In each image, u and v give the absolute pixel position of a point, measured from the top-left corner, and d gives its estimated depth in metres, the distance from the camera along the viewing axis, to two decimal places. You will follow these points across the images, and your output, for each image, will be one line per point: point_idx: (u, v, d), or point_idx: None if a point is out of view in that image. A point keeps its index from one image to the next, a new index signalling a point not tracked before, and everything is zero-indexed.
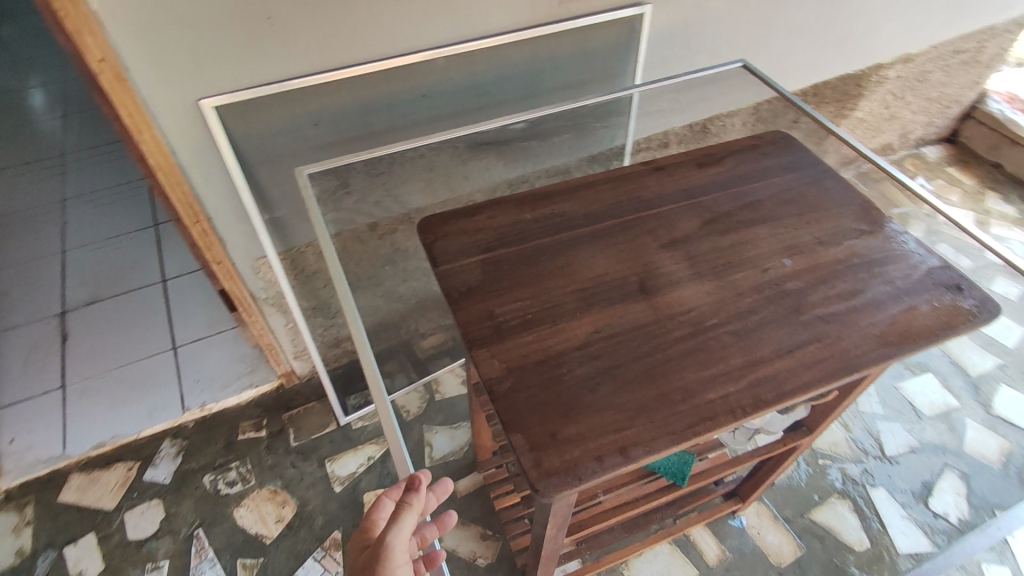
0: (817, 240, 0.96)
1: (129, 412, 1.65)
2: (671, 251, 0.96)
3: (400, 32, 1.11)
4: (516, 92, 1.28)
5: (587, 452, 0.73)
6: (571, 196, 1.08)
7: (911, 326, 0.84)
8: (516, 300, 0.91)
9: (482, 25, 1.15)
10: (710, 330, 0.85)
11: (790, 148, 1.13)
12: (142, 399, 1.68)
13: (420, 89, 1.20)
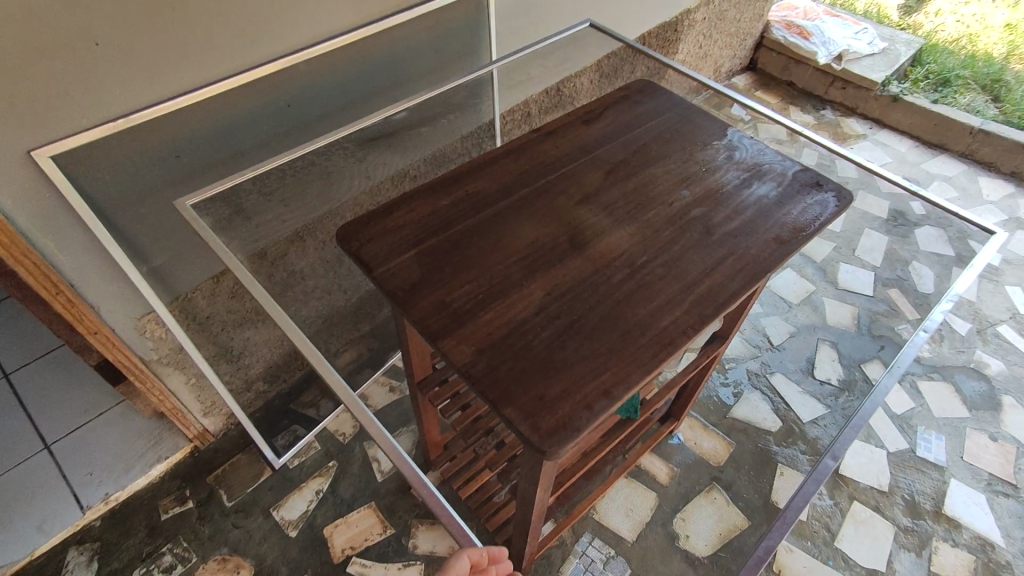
0: (704, 169, 0.86)
1: (11, 535, 1.18)
2: (588, 204, 0.80)
3: (248, 39, 0.87)
4: (378, 84, 1.09)
5: (577, 401, 0.60)
6: (476, 165, 0.84)
7: (798, 223, 0.79)
8: (450, 287, 0.69)
9: (333, 20, 0.95)
10: (643, 268, 0.72)
11: (655, 94, 1.01)
12: (19, 517, 1.21)
13: (284, 99, 0.96)
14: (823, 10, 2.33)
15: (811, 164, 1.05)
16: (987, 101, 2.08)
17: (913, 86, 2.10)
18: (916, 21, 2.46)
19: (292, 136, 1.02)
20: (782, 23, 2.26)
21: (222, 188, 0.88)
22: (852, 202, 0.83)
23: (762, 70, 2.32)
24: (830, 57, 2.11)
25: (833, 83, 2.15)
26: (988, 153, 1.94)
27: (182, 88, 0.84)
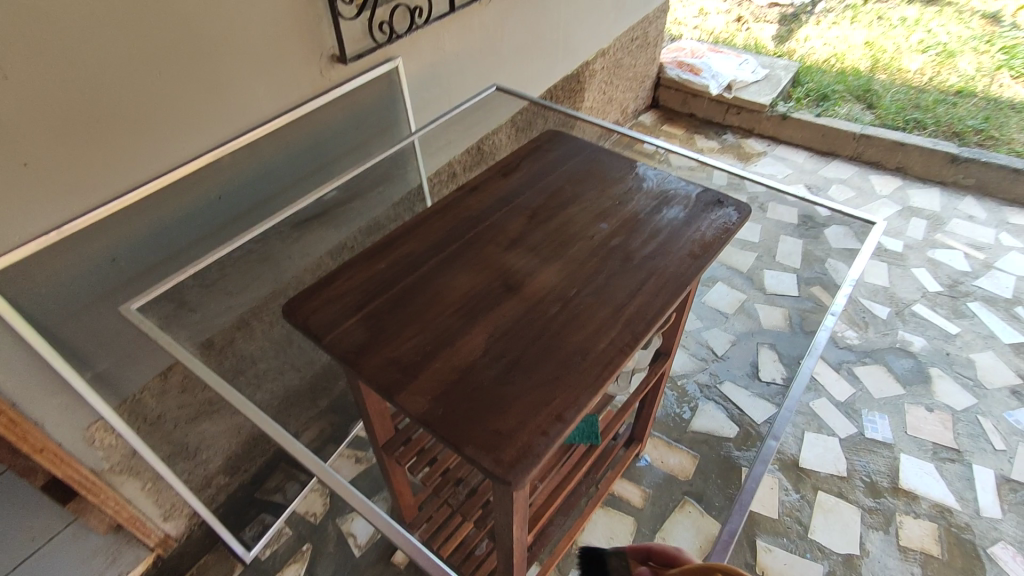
0: (617, 201, 0.93)
1: None
2: (517, 248, 0.84)
3: (173, 137, 0.90)
4: (308, 165, 1.13)
5: (532, 430, 0.63)
6: (407, 226, 0.88)
7: (708, 238, 0.86)
8: (397, 343, 0.72)
9: (253, 112, 1.00)
10: (575, 299, 0.77)
11: (565, 141, 1.09)
12: None
13: (214, 190, 0.99)
14: (706, 48, 2.57)
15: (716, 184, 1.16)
16: (863, 109, 2.32)
17: (798, 104, 2.31)
18: (790, 49, 2.74)
19: (227, 223, 1.04)
20: (674, 63, 2.47)
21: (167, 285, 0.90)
22: (751, 213, 0.92)
23: (664, 106, 2.51)
24: (719, 87, 2.32)
25: (729, 110, 2.35)
26: (873, 153, 2.15)
27: (110, 193, 0.86)
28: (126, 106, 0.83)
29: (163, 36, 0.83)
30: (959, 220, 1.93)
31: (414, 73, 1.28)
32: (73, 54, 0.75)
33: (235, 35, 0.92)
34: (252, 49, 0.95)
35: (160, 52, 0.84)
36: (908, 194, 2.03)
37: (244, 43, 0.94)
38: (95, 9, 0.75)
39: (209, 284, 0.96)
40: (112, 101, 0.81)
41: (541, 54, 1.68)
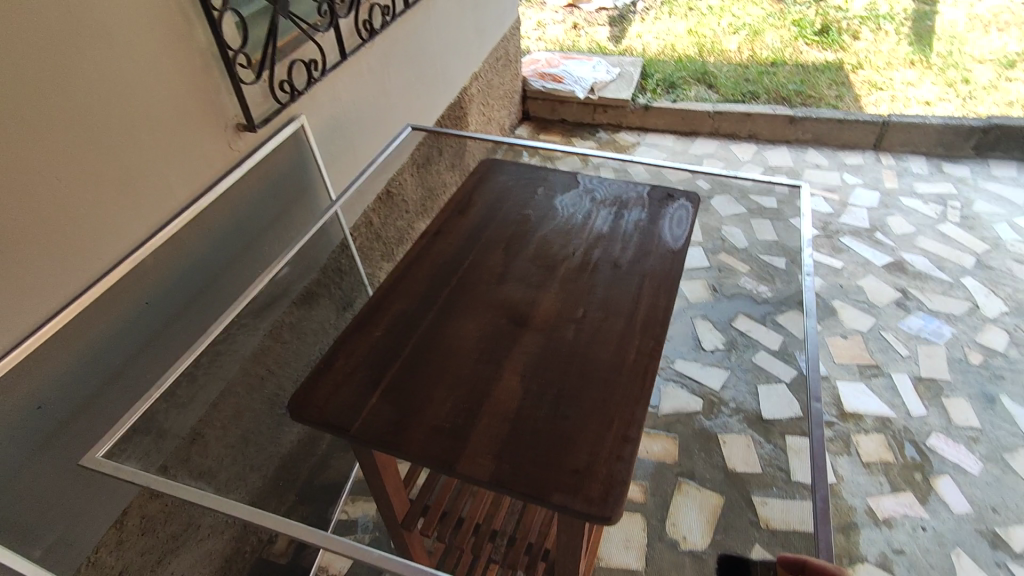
0: (578, 215, 0.95)
1: None
2: (508, 282, 0.83)
3: (88, 247, 0.78)
4: (233, 246, 1.02)
5: (608, 457, 0.62)
6: (386, 287, 0.83)
7: (675, 232, 0.91)
8: (433, 411, 0.67)
9: (166, 202, 0.88)
10: (587, 317, 0.77)
11: (501, 168, 1.09)
12: None
13: (140, 298, 0.86)
14: (559, 56, 2.72)
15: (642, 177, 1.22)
16: (707, 89, 2.58)
17: (653, 95, 2.52)
18: (628, 46, 2.98)
19: (163, 330, 0.91)
20: (535, 75, 2.58)
21: (132, 417, 0.75)
22: (698, 202, 0.99)
23: (535, 117, 2.60)
24: (584, 90, 2.47)
25: (597, 110, 2.50)
26: (728, 126, 2.40)
27: (23, 331, 0.71)
28: (25, 223, 0.69)
29: (53, 135, 0.71)
30: (811, 170, 2.22)
31: (319, 128, 1.21)
32: None
33: (134, 121, 0.81)
34: (155, 133, 0.84)
35: (54, 155, 0.72)
36: (766, 156, 2.29)
37: (144, 128, 0.83)
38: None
39: (170, 403, 0.83)
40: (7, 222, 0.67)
41: (426, 87, 1.67)
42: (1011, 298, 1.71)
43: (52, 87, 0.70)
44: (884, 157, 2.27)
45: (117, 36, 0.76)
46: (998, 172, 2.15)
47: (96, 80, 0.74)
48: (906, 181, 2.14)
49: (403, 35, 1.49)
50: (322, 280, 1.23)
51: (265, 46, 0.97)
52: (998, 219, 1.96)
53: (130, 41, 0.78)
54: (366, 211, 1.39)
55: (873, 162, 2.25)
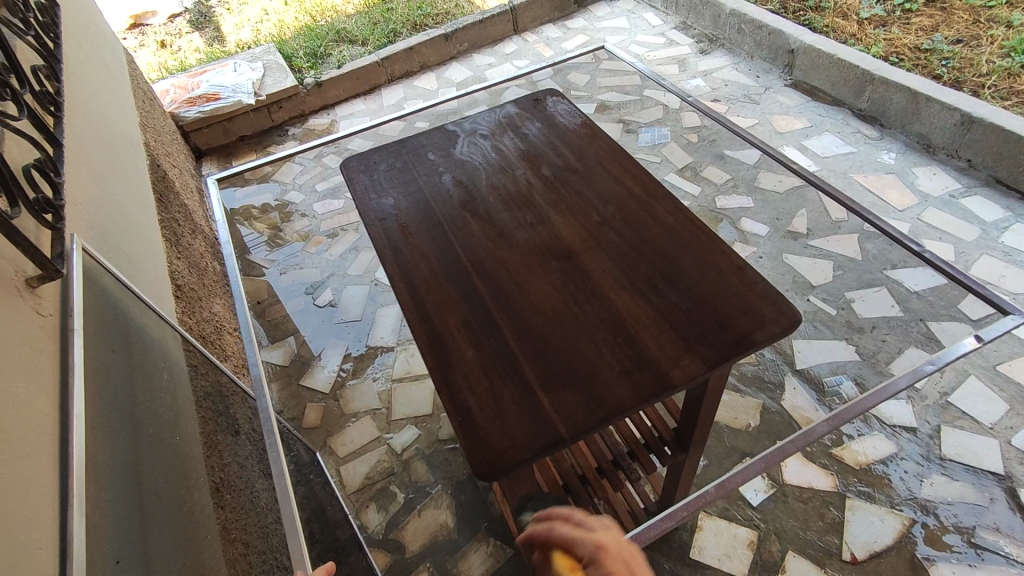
0: (493, 154, 0.90)
1: None
2: (517, 234, 0.76)
3: (14, 553, 0.46)
4: (128, 406, 0.74)
5: (748, 285, 0.67)
6: (415, 315, 0.68)
7: (577, 123, 0.94)
8: (605, 366, 0.61)
9: (45, 375, 0.61)
10: (608, 216, 0.77)
11: (366, 157, 0.92)
12: None
13: (113, 512, 0.60)
14: (186, 75, 2.33)
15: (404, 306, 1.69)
16: (356, 45, 2.60)
17: (316, 70, 2.42)
18: (240, 40, 2.76)
19: (145, 530, 0.65)
20: (182, 103, 2.19)
21: None
22: (563, 95, 1.03)
23: (209, 148, 2.28)
24: (251, 95, 2.24)
25: (271, 109, 2.31)
26: (399, 68, 2.47)
27: None
28: None
29: None
30: (488, 70, 2.44)
31: (123, 259, 0.99)
32: None
33: None
34: None
35: None
36: (448, 77, 2.45)
37: None
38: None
39: None
40: None
41: (117, 142, 1.31)
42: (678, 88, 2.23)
43: None
44: (527, 36, 2.62)
45: None
46: (601, 12, 2.69)
47: None
48: (556, 46, 2.53)
49: (73, 100, 1.13)
50: (211, 425, 1.01)
51: None
52: (627, 42, 2.48)
53: None
54: (177, 316, 1.18)
55: (523, 43, 2.58)
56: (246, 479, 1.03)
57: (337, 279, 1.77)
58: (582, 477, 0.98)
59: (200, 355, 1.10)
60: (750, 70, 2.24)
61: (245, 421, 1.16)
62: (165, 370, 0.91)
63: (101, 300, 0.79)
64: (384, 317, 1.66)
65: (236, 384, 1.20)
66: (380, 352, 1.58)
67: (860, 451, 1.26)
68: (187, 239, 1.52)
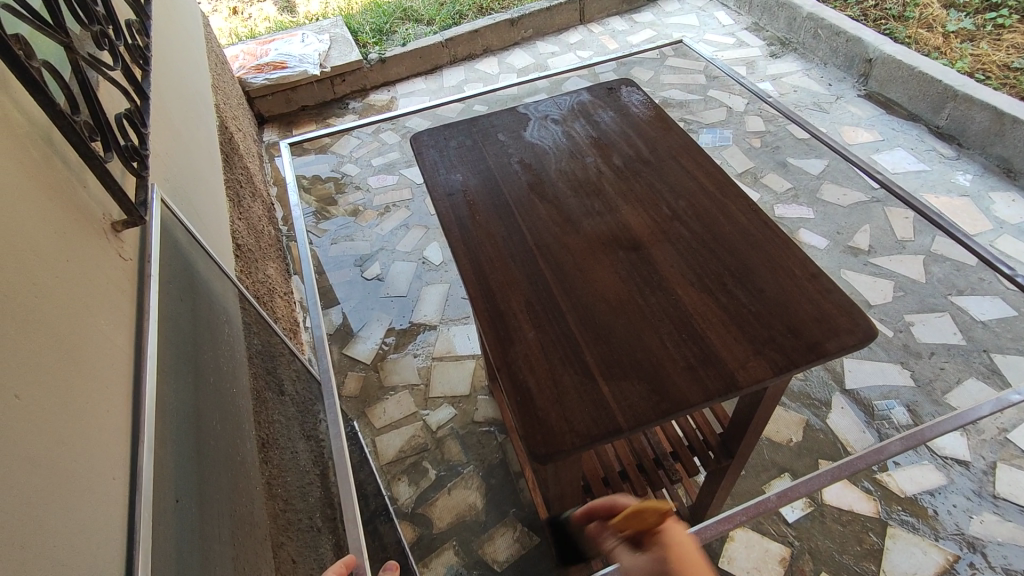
0: (564, 140, 0.89)
1: None
2: (584, 221, 0.76)
3: (92, 477, 0.48)
4: (195, 352, 0.77)
5: (822, 292, 0.65)
6: (477, 293, 0.69)
7: (651, 115, 0.93)
8: (668, 360, 0.60)
9: (122, 313, 0.63)
10: (678, 210, 0.76)
11: (436, 133, 0.93)
12: None
13: (177, 451, 0.62)
14: (255, 43, 2.39)
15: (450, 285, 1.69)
16: (421, 24, 2.61)
17: (380, 46, 2.44)
18: (309, 11, 2.80)
19: (204, 472, 0.67)
20: (250, 70, 2.25)
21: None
22: (638, 86, 1.01)
23: (271, 115, 2.33)
24: (316, 66, 2.28)
25: (334, 81, 2.34)
26: (461, 50, 2.47)
27: (120, 540, 0.48)
28: (34, 431, 0.43)
29: None
30: (551, 59, 2.42)
31: (194, 212, 1.03)
32: None
33: (60, 255, 0.55)
34: (80, 258, 0.59)
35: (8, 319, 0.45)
36: (510, 63, 2.44)
37: (69, 249, 0.58)
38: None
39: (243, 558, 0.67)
40: (20, 431, 0.42)
41: (191, 99, 1.34)
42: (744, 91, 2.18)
43: None
44: (593, 27, 2.59)
45: None
46: (670, 8, 2.63)
47: None
48: (621, 38, 2.49)
49: (158, 55, 1.16)
50: (264, 381, 1.04)
51: (89, 106, 0.65)
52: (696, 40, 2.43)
53: None
54: (235, 274, 1.21)
55: (588, 34, 2.55)
56: (292, 436, 1.06)
57: (387, 254, 1.79)
58: (621, 472, 0.98)
59: (255, 314, 1.13)
60: (822, 77, 2.17)
61: (292, 382, 1.19)
62: (226, 324, 0.94)
63: (174, 249, 0.82)
64: (430, 296, 1.68)
65: (285, 345, 1.24)
66: (422, 329, 1.60)
67: (907, 481, 1.22)
68: (247, 201, 1.56)
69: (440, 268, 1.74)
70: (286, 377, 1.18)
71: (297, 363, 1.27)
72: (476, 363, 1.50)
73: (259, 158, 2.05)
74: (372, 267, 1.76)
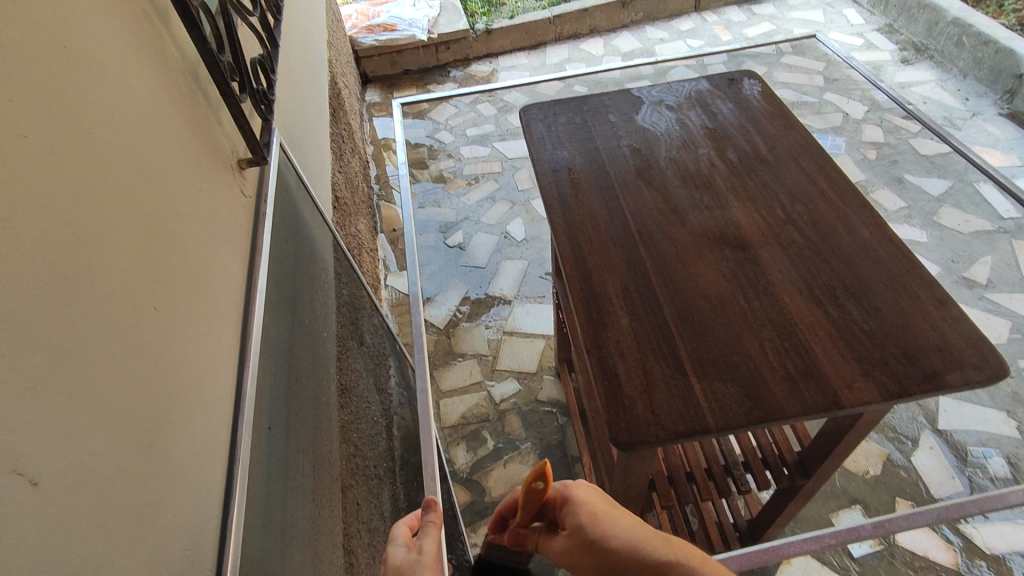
0: (678, 129, 0.86)
1: None
2: (690, 213, 0.73)
3: (204, 393, 0.51)
4: (294, 291, 0.80)
5: (947, 321, 0.59)
6: (574, 272, 0.68)
7: (773, 111, 0.88)
8: (768, 367, 0.57)
9: (239, 245, 0.67)
10: (793, 213, 0.72)
11: (546, 107, 0.92)
12: None
13: (273, 382, 0.66)
14: (368, 4, 2.45)
15: (538, 260, 1.70)
16: None
17: (488, 17, 2.44)
18: None
19: (293, 404, 0.70)
20: (361, 30, 2.32)
21: (306, 516, 0.65)
22: (761, 79, 0.96)
23: (376, 76, 2.39)
24: (424, 32, 2.32)
25: (439, 48, 2.37)
26: (568, 28, 2.43)
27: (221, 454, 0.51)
28: (163, 343, 0.46)
29: (135, 200, 0.47)
30: (659, 45, 2.34)
31: (304, 159, 1.07)
32: (102, 300, 0.40)
33: (193, 184, 0.59)
34: (209, 191, 0.62)
35: (149, 235, 0.48)
36: (616, 45, 2.38)
37: (202, 178, 0.61)
38: (5, 241, 0.32)
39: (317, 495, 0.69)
40: (152, 340, 0.45)
41: (308, 52, 1.39)
42: (866, 97, 2.03)
43: (116, 145, 0.46)
44: (707, 16, 2.48)
45: (110, 70, 0.48)
46: (795, 2, 2.48)
47: (132, 123, 0.49)
48: (736, 29, 2.37)
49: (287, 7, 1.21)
50: (347, 328, 1.08)
51: (231, 47, 0.69)
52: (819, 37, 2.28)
53: (124, 75, 0.50)
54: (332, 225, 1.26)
55: (702, 22, 2.45)
56: (367, 387, 1.10)
57: (472, 223, 1.81)
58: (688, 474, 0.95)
59: (345, 266, 1.17)
60: (958, 90, 1.98)
61: (371, 335, 1.23)
62: (321, 269, 0.98)
63: (286, 193, 0.86)
64: (510, 270, 1.69)
65: (368, 300, 1.28)
66: (497, 302, 1.61)
67: (996, 537, 1.12)
68: (347, 158, 1.61)
69: (532, 241, 1.75)
70: (367, 328, 1.22)
71: (377, 318, 1.31)
72: (546, 343, 1.50)
73: (360, 117, 2.11)
74: (455, 234, 1.79)
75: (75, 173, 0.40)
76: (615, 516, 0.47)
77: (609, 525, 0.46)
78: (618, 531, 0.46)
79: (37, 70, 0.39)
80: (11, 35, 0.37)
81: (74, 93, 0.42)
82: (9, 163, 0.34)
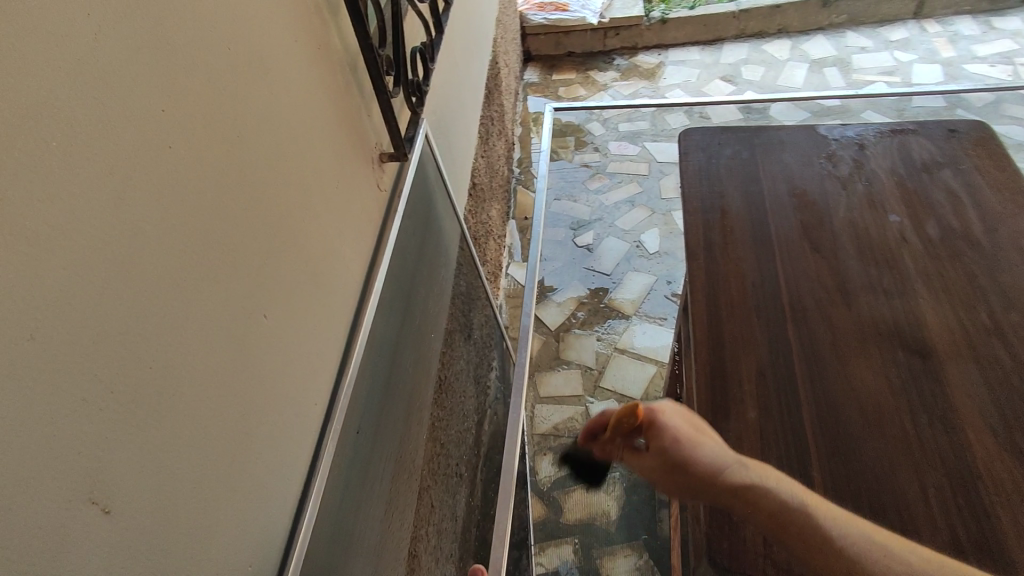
0: (867, 184, 0.73)
1: None
2: (864, 296, 0.61)
3: (300, 400, 0.51)
4: (410, 288, 0.80)
5: None
6: (704, 340, 0.60)
7: (999, 180, 0.71)
8: (928, 524, 0.46)
9: (364, 242, 0.66)
10: (1003, 323, 0.57)
11: (710, 133, 0.82)
12: None
13: (370, 384, 0.65)
14: None
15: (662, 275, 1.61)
16: None
17: (667, 4, 2.29)
18: None
19: (386, 405, 0.70)
20: (533, 6, 2.28)
21: (377, 523, 0.65)
22: (992, 132, 0.78)
23: (538, 55, 2.35)
24: (596, 15, 2.25)
25: (608, 32, 2.27)
26: (754, 24, 2.21)
27: (304, 463, 0.51)
28: (268, 350, 0.46)
29: (270, 203, 0.47)
30: (858, 55, 2.05)
31: (448, 146, 1.06)
32: (215, 313, 0.40)
33: (332, 181, 0.59)
34: (346, 186, 0.62)
35: (276, 238, 0.48)
36: (806, 50, 2.12)
37: (341, 175, 0.61)
38: (128, 258, 0.32)
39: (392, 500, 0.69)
40: (257, 349, 0.45)
41: (475, 32, 1.38)
42: None
43: (262, 147, 0.46)
44: (927, 26, 2.13)
45: (270, 68, 0.48)
46: None
47: (281, 122, 0.49)
48: (962, 45, 2.01)
49: None
50: (457, 321, 1.08)
51: (394, 39, 0.67)
52: None
53: (283, 72, 0.50)
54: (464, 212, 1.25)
55: (919, 32, 2.10)
56: (466, 383, 1.09)
57: (603, 225, 1.73)
58: None
59: (468, 256, 1.15)
60: None
61: (480, 329, 1.21)
62: (442, 262, 0.97)
63: (422, 186, 0.85)
64: (634, 283, 1.60)
65: (483, 293, 1.26)
66: (614, 315, 1.54)
67: None
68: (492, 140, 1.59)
69: (659, 255, 1.65)
70: (478, 320, 1.21)
71: (490, 311, 1.30)
72: (657, 370, 1.41)
73: (515, 95, 2.09)
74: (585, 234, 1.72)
75: (214, 180, 0.40)
76: (704, 443, 0.50)
77: (694, 449, 0.50)
78: (711, 450, 0.50)
79: (197, 76, 0.39)
80: (176, 41, 0.37)
81: (229, 94, 0.42)
82: (149, 179, 0.34)
